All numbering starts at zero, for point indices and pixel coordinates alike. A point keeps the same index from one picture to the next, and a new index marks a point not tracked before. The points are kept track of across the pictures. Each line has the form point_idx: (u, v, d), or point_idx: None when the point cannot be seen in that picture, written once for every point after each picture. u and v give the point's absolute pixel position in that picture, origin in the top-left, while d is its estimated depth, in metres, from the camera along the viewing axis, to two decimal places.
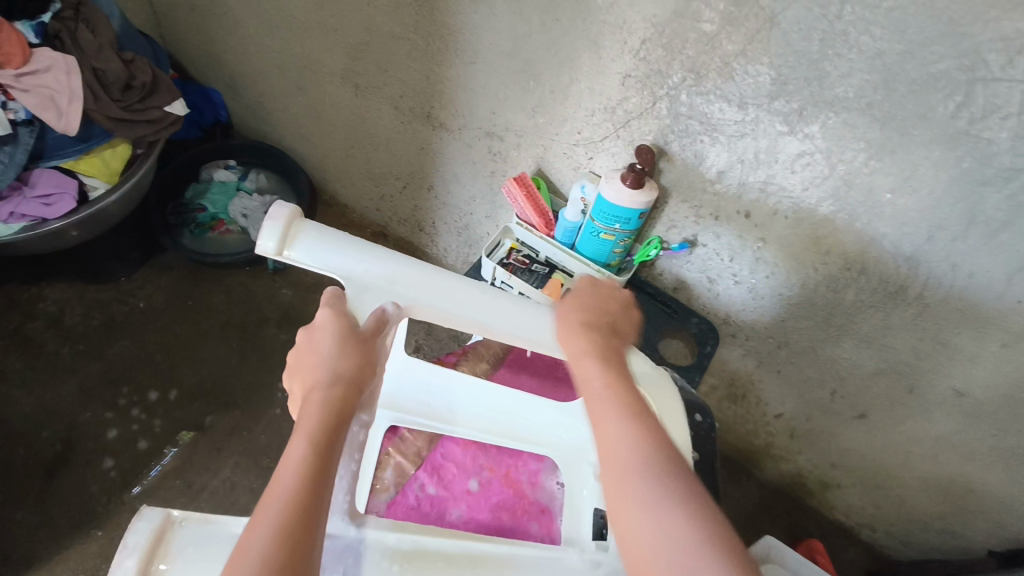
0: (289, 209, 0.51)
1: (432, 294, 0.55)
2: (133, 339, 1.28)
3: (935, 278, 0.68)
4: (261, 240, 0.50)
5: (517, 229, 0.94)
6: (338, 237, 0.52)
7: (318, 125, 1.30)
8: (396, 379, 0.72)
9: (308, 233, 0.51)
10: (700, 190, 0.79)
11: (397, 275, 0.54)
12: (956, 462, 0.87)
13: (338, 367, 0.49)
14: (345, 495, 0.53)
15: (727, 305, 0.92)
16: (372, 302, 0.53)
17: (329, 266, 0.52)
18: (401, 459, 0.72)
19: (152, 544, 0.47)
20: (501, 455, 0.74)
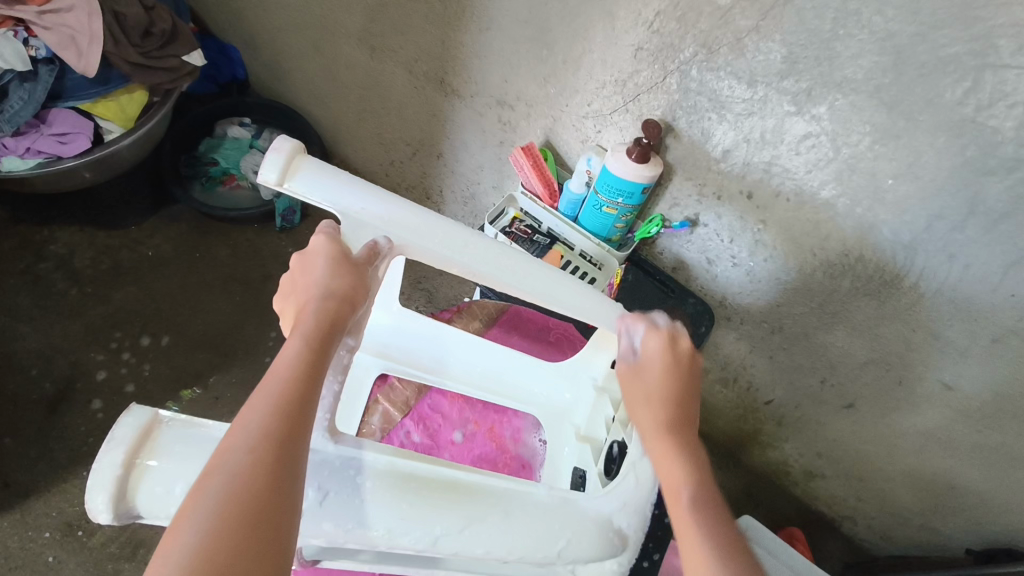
0: (292, 143, 0.51)
1: (425, 234, 0.55)
2: (139, 287, 1.30)
3: (931, 269, 0.68)
4: (263, 170, 0.50)
5: (521, 199, 0.95)
6: (339, 175, 0.53)
7: (332, 86, 1.30)
8: (386, 327, 0.73)
9: (309, 169, 0.51)
10: (704, 168, 0.80)
11: (393, 214, 0.54)
12: (940, 457, 0.87)
13: (334, 285, 0.48)
14: (325, 413, 0.47)
15: (724, 287, 0.92)
16: (364, 236, 0.54)
17: (328, 201, 0.52)
18: (389, 407, 0.72)
19: (138, 440, 0.43)
20: (486, 409, 0.75)
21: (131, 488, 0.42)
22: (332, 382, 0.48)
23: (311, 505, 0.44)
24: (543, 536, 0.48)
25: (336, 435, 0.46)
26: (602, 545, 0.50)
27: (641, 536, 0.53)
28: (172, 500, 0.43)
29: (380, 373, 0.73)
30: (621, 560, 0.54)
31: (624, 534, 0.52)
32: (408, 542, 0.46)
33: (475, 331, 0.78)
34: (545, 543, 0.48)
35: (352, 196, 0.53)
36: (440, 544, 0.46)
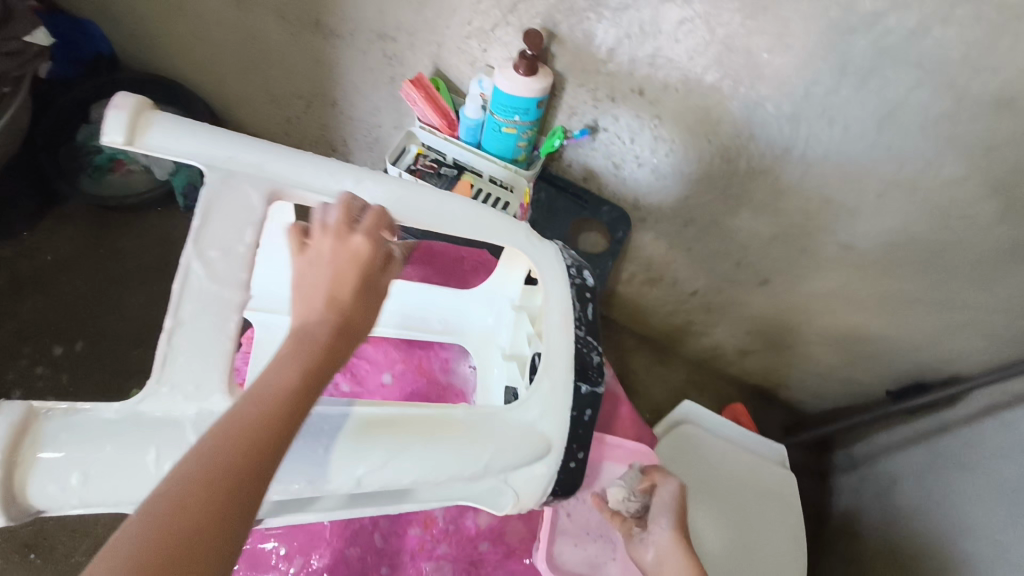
0: (134, 97, 0.49)
1: (299, 174, 0.53)
2: (45, 294, 1.23)
3: (815, 136, 0.71)
4: (106, 131, 0.48)
5: (420, 133, 0.93)
6: (195, 128, 0.51)
7: (205, 47, 1.22)
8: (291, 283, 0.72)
9: (159, 123, 0.50)
10: (593, 72, 0.79)
11: (261, 160, 0.52)
12: (851, 314, 0.93)
13: (336, 290, 0.42)
14: (220, 376, 0.45)
15: (634, 189, 0.93)
16: (236, 182, 0.50)
17: (186, 154, 0.50)
18: None
19: (15, 436, 0.39)
20: (412, 348, 0.78)
21: (19, 484, 0.39)
22: (220, 340, 0.46)
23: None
24: (466, 454, 0.50)
25: (238, 395, 0.46)
26: (529, 449, 0.53)
27: (564, 433, 0.56)
28: (70, 493, 0.40)
29: (298, 330, 0.73)
30: (551, 462, 0.55)
31: (548, 435, 0.55)
32: (330, 488, 0.47)
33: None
34: (471, 461, 0.50)
35: (214, 146, 0.51)
36: (364, 483, 0.47)
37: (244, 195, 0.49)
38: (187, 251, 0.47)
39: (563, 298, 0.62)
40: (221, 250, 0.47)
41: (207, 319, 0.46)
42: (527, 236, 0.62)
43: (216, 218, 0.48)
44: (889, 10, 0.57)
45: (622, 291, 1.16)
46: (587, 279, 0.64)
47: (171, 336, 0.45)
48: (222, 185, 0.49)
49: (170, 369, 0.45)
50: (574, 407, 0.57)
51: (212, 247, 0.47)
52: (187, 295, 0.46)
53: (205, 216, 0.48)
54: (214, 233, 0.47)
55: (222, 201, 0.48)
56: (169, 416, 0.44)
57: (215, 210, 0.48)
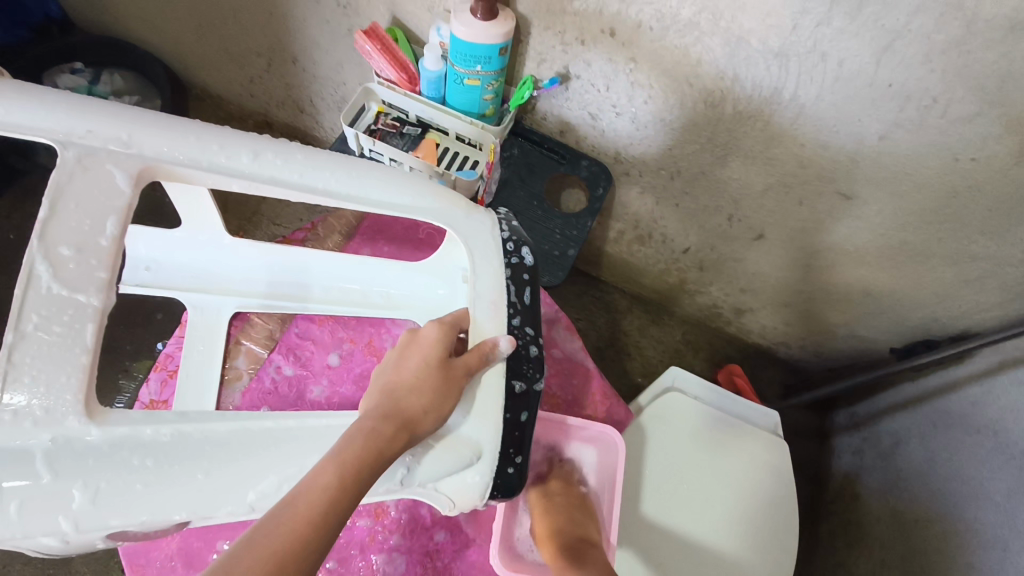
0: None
1: (178, 150, 0.48)
2: (12, 275, 1.19)
3: (807, 74, 0.63)
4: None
5: (378, 90, 0.85)
6: (53, 99, 0.47)
7: (156, 5, 1.13)
8: (227, 264, 0.67)
9: (5, 94, 0.45)
10: (560, 12, 0.71)
11: (132, 134, 0.47)
12: (852, 269, 0.87)
13: (412, 399, 0.49)
14: (73, 395, 0.39)
15: (615, 141, 0.86)
16: (98, 161, 0.44)
17: (39, 125, 0.45)
18: (252, 346, 0.73)
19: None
20: (362, 326, 0.77)
21: None
22: (74, 355, 0.40)
23: (80, 507, 0.40)
24: None
25: (99, 417, 0.40)
26: (454, 459, 0.51)
27: (499, 441, 0.52)
28: None
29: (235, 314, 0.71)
30: (484, 470, 0.52)
31: (476, 440, 0.51)
32: (221, 514, 0.44)
33: (335, 245, 0.74)
34: None
35: (73, 118, 0.46)
36: (257, 505, 0.44)
37: (106, 178, 0.44)
38: (32, 250, 0.41)
39: (496, 282, 0.56)
40: (74, 248, 0.41)
41: (58, 325, 0.40)
42: (454, 208, 0.58)
43: (70, 207, 0.42)
44: None
45: (611, 250, 1.10)
46: (526, 255, 0.59)
47: (12, 352, 0.39)
48: (76, 167, 0.43)
49: (12, 389, 0.38)
50: (508, 409, 0.53)
51: (63, 244, 0.41)
52: (30, 301, 0.39)
53: (54, 204, 0.42)
54: (62, 227, 0.41)
55: (77, 187, 0.43)
56: (14, 445, 0.39)
57: (67, 197, 0.42)
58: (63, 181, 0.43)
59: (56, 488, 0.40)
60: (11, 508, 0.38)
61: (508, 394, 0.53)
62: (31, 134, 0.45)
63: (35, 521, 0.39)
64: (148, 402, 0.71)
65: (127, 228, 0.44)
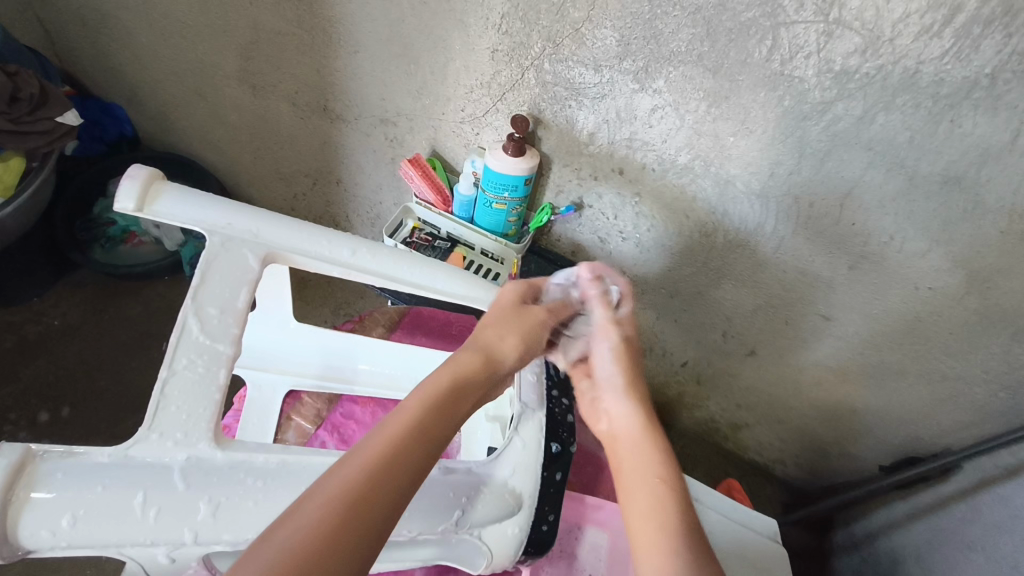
0: (147, 170, 0.56)
1: (294, 241, 0.59)
2: (48, 359, 1.26)
3: (785, 212, 0.75)
4: (120, 197, 0.54)
5: (417, 209, 0.98)
6: (199, 197, 0.57)
7: (223, 130, 1.31)
8: (296, 346, 0.78)
9: (167, 194, 0.57)
10: (577, 153, 0.85)
11: (260, 229, 0.57)
12: (837, 386, 0.94)
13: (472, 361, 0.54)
14: (207, 424, 0.47)
15: (621, 262, 0.97)
16: (237, 248, 0.55)
17: (191, 218, 0.56)
18: (301, 421, 0.75)
19: (12, 476, 0.41)
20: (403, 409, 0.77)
21: (11, 520, 0.40)
22: (210, 391, 0.48)
23: (203, 518, 0.43)
24: (436, 507, 0.51)
25: (225, 444, 0.47)
26: (501, 506, 0.55)
27: (535, 494, 0.58)
28: (61, 540, 0.41)
29: (290, 390, 0.77)
30: (520, 522, 0.57)
31: (518, 492, 0.57)
32: None
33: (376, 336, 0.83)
34: (440, 515, 0.51)
35: (215, 213, 0.57)
36: None
37: (241, 259, 0.54)
38: (185, 307, 0.50)
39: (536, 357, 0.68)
40: (218, 308, 0.51)
41: (198, 370, 0.49)
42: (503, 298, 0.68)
43: (216, 277, 0.52)
44: (835, 99, 0.62)
45: None
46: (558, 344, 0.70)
47: (164, 386, 0.47)
48: (221, 249, 0.54)
49: (160, 417, 0.46)
50: (544, 467, 0.59)
51: (210, 305, 0.51)
52: (181, 346, 0.49)
53: (205, 272, 0.52)
54: (210, 291, 0.52)
55: (222, 262, 0.53)
56: (158, 460, 0.45)
57: (213, 272, 0.53)
58: (211, 259, 0.53)
59: (186, 498, 0.44)
60: (151, 513, 0.42)
61: (545, 450, 0.60)
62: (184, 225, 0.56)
63: (165, 528, 0.42)
64: None
65: (253, 299, 0.53)
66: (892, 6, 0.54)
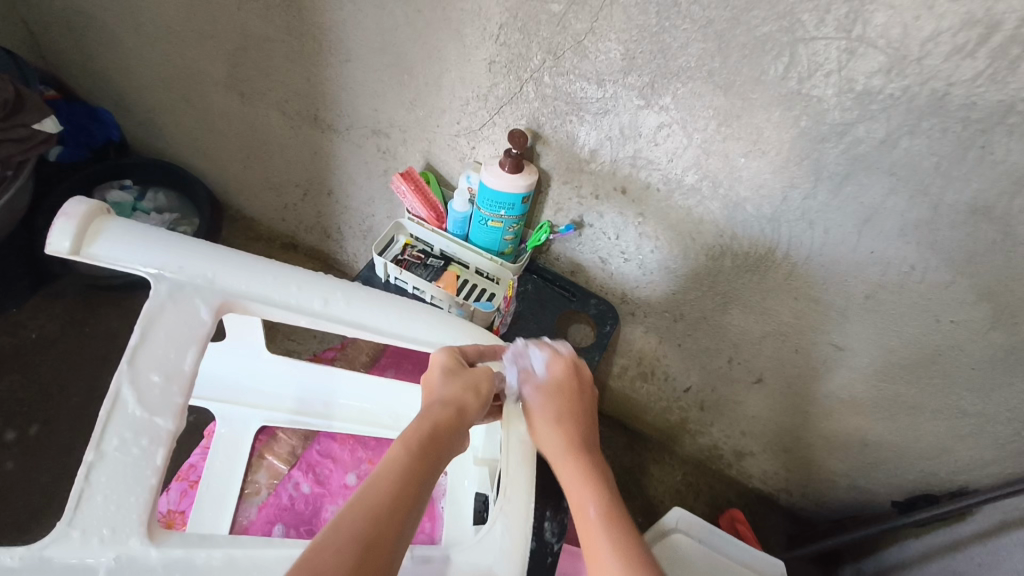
0: (88, 205, 0.52)
1: (252, 285, 0.55)
2: (25, 374, 1.21)
3: (798, 238, 0.71)
4: (52, 237, 0.50)
5: (409, 224, 0.93)
6: (143, 233, 0.53)
7: (211, 137, 1.26)
8: (270, 378, 0.75)
9: (109, 230, 0.52)
10: (578, 170, 0.80)
11: (215, 272, 0.54)
12: (848, 417, 0.90)
13: (446, 395, 0.54)
14: (138, 517, 0.44)
15: (623, 283, 0.93)
16: (186, 299, 0.52)
17: (133, 260, 0.52)
18: (274, 461, 0.73)
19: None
20: (381, 447, 0.76)
21: None
22: (145, 476, 0.45)
23: None
24: None
25: (158, 538, 0.44)
26: None
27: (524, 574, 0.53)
28: None
29: (262, 427, 0.75)
30: None
31: None
32: None
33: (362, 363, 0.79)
34: None
35: (161, 254, 0.52)
36: None
37: (191, 311, 0.51)
38: (122, 373, 0.47)
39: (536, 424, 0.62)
40: (162, 376, 0.48)
41: (132, 453, 0.45)
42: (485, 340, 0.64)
43: (157, 338, 0.49)
44: (856, 121, 0.58)
45: (615, 385, 1.14)
46: None
47: (90, 471, 0.44)
48: (168, 300, 0.51)
49: (82, 512, 0.43)
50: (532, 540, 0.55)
51: (153, 372, 0.48)
52: (113, 424, 0.45)
53: (145, 328, 0.49)
54: (150, 355, 0.48)
55: (165, 317, 0.50)
56: (81, 562, 0.42)
57: (157, 328, 0.49)
58: (155, 312, 0.50)
59: None
60: None
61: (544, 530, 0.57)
62: (128, 268, 0.52)
63: None
64: (165, 512, 0.71)
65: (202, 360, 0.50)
66: (922, 23, 0.50)
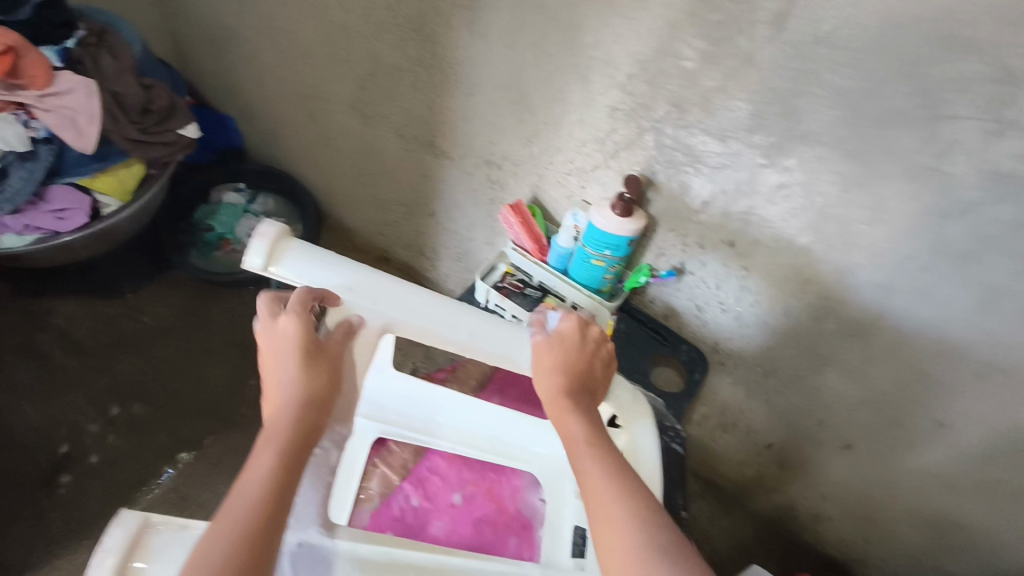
0: (277, 228, 0.56)
1: (411, 312, 0.58)
2: (137, 354, 1.32)
3: (911, 310, 0.70)
4: (248, 256, 0.55)
5: (512, 254, 0.97)
6: (321, 256, 0.57)
7: (326, 151, 1.34)
8: (387, 393, 0.80)
9: (294, 252, 0.57)
10: (686, 219, 0.82)
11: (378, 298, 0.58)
12: (942, 496, 0.86)
13: (303, 383, 0.53)
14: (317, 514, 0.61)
15: (715, 333, 0.93)
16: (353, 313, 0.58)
17: (315, 281, 0.57)
18: (387, 471, 0.80)
19: (129, 547, 0.52)
20: (485, 471, 0.81)
21: None
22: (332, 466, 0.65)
23: None
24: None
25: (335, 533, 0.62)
26: None
27: None
28: None
29: (377, 437, 0.81)
30: None
31: None
32: None
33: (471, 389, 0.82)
34: None
35: (338, 275, 0.57)
36: None
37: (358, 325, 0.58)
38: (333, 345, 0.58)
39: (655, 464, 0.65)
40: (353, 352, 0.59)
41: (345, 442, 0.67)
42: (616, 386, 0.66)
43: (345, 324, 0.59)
44: (991, 202, 0.57)
45: (692, 432, 1.13)
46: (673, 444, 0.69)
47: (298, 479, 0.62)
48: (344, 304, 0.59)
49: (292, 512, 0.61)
50: None
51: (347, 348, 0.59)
52: None
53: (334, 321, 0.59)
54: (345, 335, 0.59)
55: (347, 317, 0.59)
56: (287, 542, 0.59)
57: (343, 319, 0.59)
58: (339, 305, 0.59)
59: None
60: None
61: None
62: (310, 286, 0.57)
63: None
64: None
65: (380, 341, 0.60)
66: None
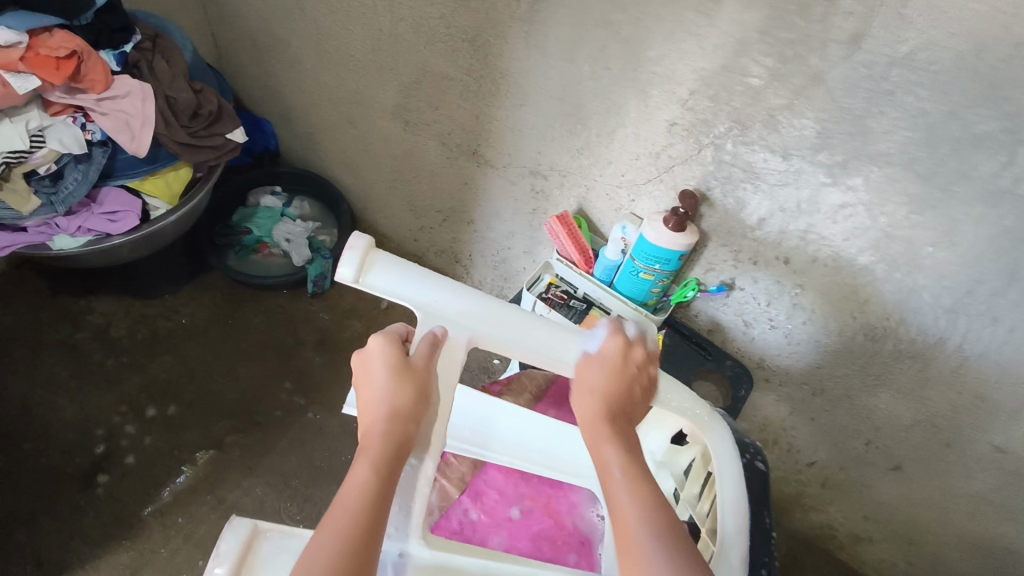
0: (367, 240, 0.56)
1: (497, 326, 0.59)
2: (172, 355, 1.33)
3: (976, 332, 0.69)
4: (341, 267, 0.55)
5: (557, 265, 0.97)
6: (410, 269, 0.58)
7: (365, 157, 1.35)
8: None
9: (383, 265, 0.57)
10: (740, 235, 0.81)
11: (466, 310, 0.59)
12: (994, 520, 0.85)
13: (395, 400, 0.52)
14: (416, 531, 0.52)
15: (761, 350, 0.92)
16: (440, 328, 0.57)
17: (403, 295, 0.57)
18: (447, 484, 0.83)
19: (241, 555, 0.49)
20: (542, 486, 0.84)
21: None
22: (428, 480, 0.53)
23: None
24: None
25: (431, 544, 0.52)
26: None
27: None
28: None
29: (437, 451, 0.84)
30: None
31: None
32: None
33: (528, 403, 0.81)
34: None
35: (426, 290, 0.58)
36: None
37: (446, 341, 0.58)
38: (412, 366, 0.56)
39: (735, 477, 0.62)
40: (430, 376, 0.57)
41: None
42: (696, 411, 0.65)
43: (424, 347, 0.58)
44: None
45: None
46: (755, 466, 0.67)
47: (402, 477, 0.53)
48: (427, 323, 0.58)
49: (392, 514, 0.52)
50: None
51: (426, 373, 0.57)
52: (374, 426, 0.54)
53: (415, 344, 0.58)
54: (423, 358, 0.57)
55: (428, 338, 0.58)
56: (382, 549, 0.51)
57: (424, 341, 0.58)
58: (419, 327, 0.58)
59: None
60: None
61: None
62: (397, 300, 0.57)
63: None
64: None
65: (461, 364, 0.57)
66: None
